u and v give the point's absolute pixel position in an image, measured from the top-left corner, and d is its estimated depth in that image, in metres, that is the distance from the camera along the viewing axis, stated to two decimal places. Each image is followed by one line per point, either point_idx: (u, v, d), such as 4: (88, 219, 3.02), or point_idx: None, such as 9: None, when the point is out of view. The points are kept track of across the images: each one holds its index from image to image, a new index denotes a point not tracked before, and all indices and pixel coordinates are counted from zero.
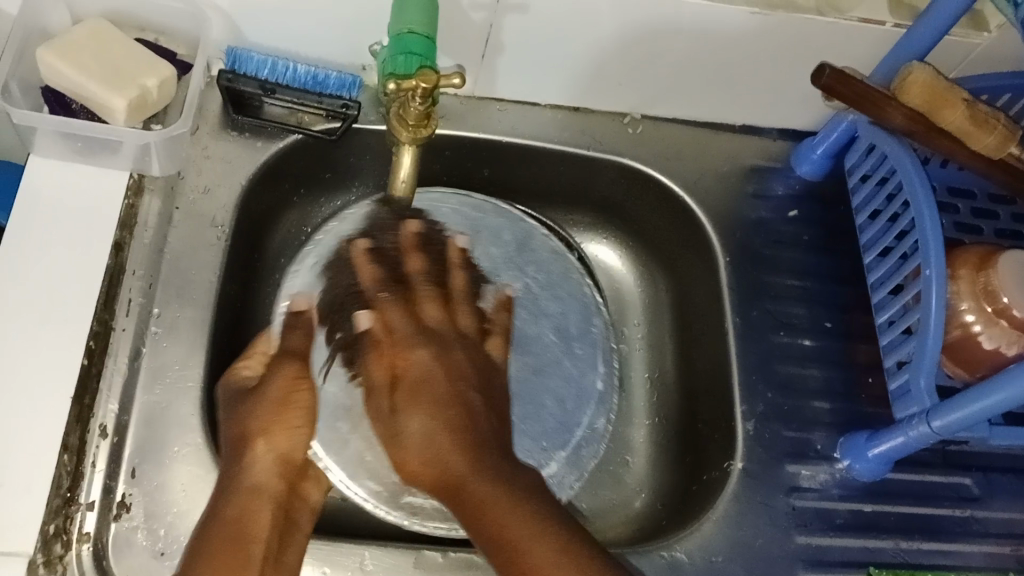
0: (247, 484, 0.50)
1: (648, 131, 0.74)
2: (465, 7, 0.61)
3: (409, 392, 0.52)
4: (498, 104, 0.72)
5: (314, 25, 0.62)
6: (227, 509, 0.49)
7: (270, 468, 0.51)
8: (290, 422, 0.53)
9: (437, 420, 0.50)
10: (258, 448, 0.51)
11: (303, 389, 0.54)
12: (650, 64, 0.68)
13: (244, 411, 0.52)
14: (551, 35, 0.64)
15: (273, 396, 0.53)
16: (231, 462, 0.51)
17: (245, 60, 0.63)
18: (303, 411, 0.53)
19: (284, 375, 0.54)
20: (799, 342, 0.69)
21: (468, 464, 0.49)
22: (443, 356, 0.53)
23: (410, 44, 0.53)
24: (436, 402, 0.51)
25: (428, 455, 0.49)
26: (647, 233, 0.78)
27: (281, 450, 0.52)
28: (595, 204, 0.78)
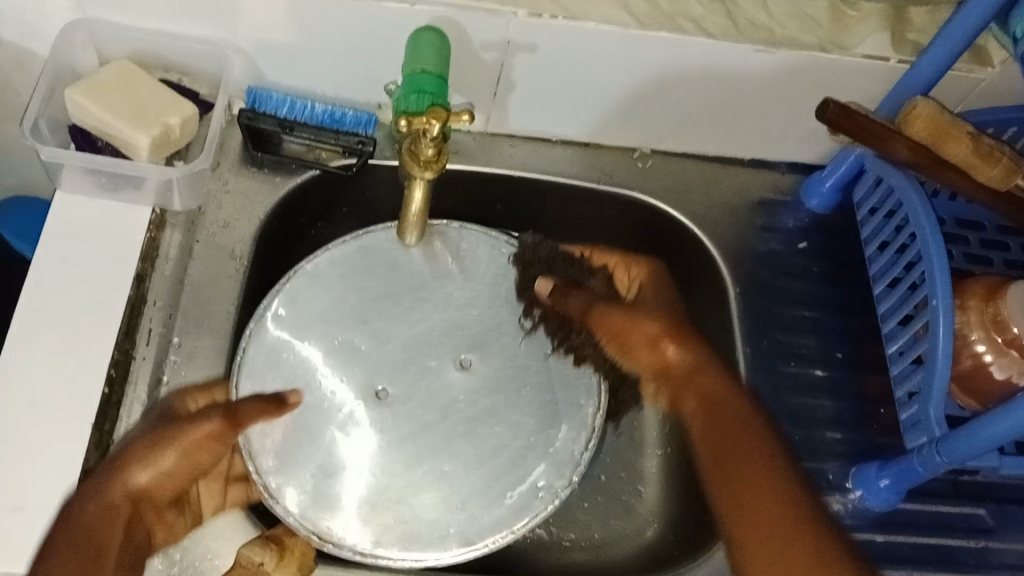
0: (128, 491, 0.51)
1: (657, 165, 0.76)
2: (477, 47, 0.63)
3: (704, 392, 0.65)
4: (510, 139, 0.73)
5: (333, 65, 0.65)
6: (88, 506, 0.50)
7: (141, 485, 0.52)
8: (183, 474, 0.54)
9: (699, 406, 0.65)
10: (151, 465, 0.52)
11: (221, 447, 0.55)
12: (658, 101, 0.70)
13: (166, 431, 0.54)
14: (561, 74, 0.66)
15: (192, 434, 0.54)
16: (113, 468, 0.52)
17: (265, 100, 0.65)
18: (199, 453, 0.54)
19: (207, 429, 0.54)
20: (809, 372, 0.70)
21: (789, 553, 0.57)
22: (670, 302, 0.68)
23: (422, 82, 0.55)
24: (689, 332, 0.65)
25: (686, 360, 0.65)
26: None
27: (167, 471, 0.53)
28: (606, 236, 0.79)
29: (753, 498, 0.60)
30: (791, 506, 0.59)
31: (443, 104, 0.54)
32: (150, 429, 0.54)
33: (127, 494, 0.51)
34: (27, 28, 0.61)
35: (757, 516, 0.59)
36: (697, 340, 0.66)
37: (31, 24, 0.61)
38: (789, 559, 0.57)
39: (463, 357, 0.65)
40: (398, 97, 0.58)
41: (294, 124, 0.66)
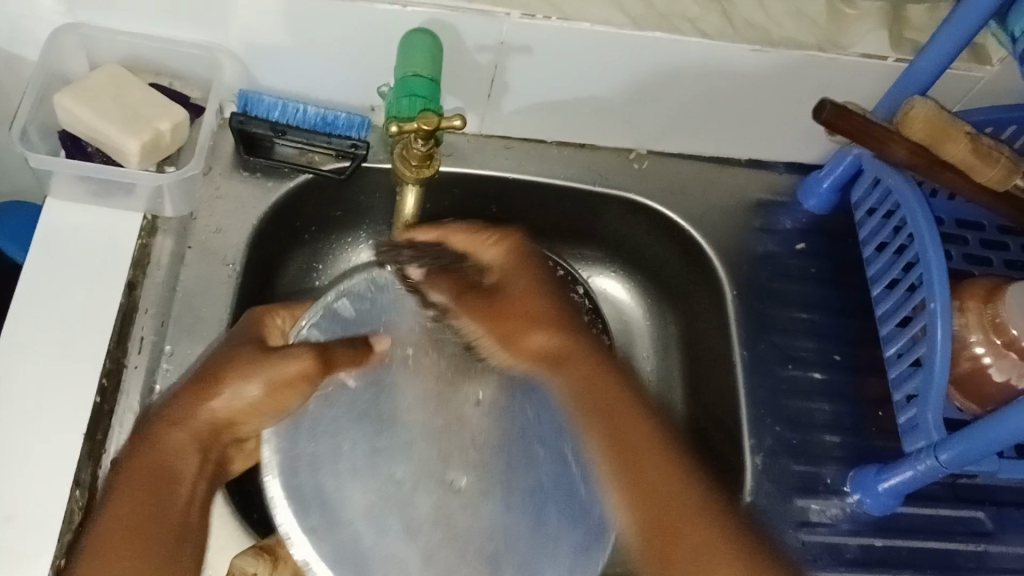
0: (211, 419, 0.51)
1: (654, 165, 0.75)
2: (470, 49, 0.63)
3: (571, 364, 0.57)
4: (505, 141, 0.73)
5: (325, 67, 0.64)
6: (174, 432, 0.50)
7: (222, 415, 0.51)
8: (268, 412, 0.53)
9: (584, 384, 0.57)
10: (235, 395, 0.51)
11: (303, 389, 0.53)
12: (653, 102, 0.69)
13: (252, 359, 0.52)
14: (556, 76, 0.66)
15: (280, 375, 0.52)
16: (199, 394, 0.51)
17: (256, 103, 0.65)
18: (285, 395, 0.53)
19: (302, 369, 0.53)
20: (807, 375, 0.69)
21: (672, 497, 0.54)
22: (534, 281, 0.57)
23: (415, 86, 0.55)
24: (530, 313, 0.56)
25: (545, 342, 0.56)
26: (652, 267, 0.78)
27: (252, 400, 0.52)
28: (603, 238, 0.78)
29: (667, 490, 0.54)
30: (702, 508, 0.54)
31: (434, 111, 0.53)
32: (236, 348, 0.54)
33: (212, 423, 0.51)
34: (16, 33, 0.61)
35: (665, 479, 0.55)
36: (546, 290, 0.57)
37: (19, 29, 0.60)
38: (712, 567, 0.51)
39: (479, 395, 0.62)
40: (390, 100, 0.57)
41: (285, 127, 0.65)
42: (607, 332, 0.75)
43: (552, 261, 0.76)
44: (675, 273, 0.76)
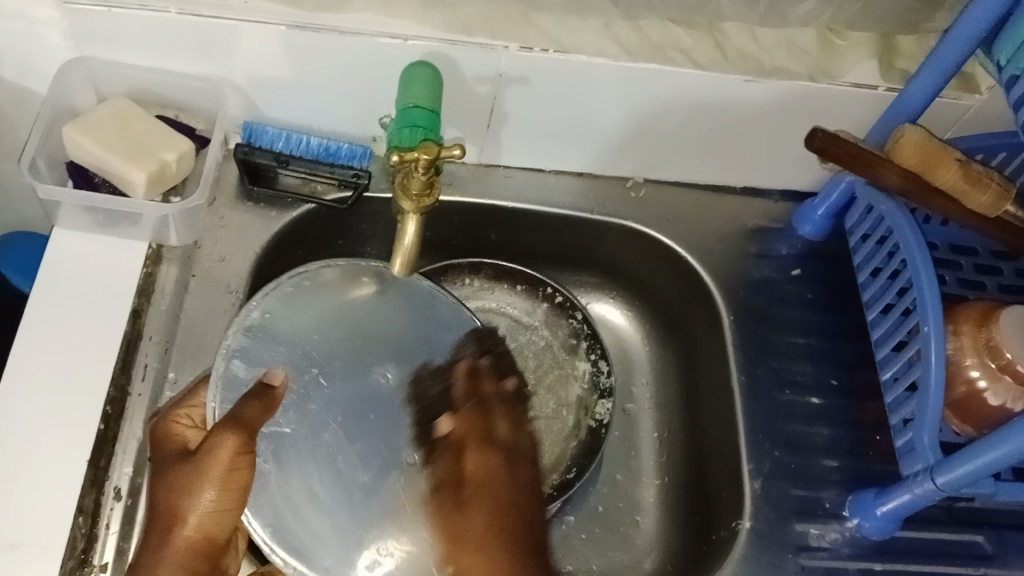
0: (185, 538, 0.49)
1: (650, 193, 0.76)
2: (469, 81, 0.65)
3: (460, 528, 0.52)
4: (504, 170, 0.74)
5: (327, 99, 0.66)
6: (158, 569, 0.48)
7: (194, 532, 0.49)
8: (232, 504, 0.50)
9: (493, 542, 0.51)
10: (194, 508, 0.49)
11: (244, 471, 0.49)
12: (649, 132, 0.71)
13: (187, 468, 0.50)
14: (551, 105, 0.67)
15: (218, 472, 0.49)
16: (158, 531, 0.49)
17: (260, 135, 0.66)
18: (234, 474, 0.49)
19: (234, 458, 0.49)
20: (805, 399, 0.69)
21: None
22: (509, 468, 0.54)
23: (415, 117, 0.57)
24: (504, 504, 0.52)
25: (487, 558, 0.51)
26: (649, 292, 0.79)
27: (210, 509, 0.49)
28: (601, 266, 0.79)
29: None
30: None
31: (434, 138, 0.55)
32: (166, 472, 0.51)
33: (190, 541, 0.49)
34: (25, 68, 0.62)
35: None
36: (534, 504, 0.54)
37: (28, 64, 0.62)
38: None
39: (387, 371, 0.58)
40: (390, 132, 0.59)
41: (290, 158, 0.67)
42: (604, 358, 0.75)
43: (551, 286, 0.77)
44: (670, 296, 0.77)
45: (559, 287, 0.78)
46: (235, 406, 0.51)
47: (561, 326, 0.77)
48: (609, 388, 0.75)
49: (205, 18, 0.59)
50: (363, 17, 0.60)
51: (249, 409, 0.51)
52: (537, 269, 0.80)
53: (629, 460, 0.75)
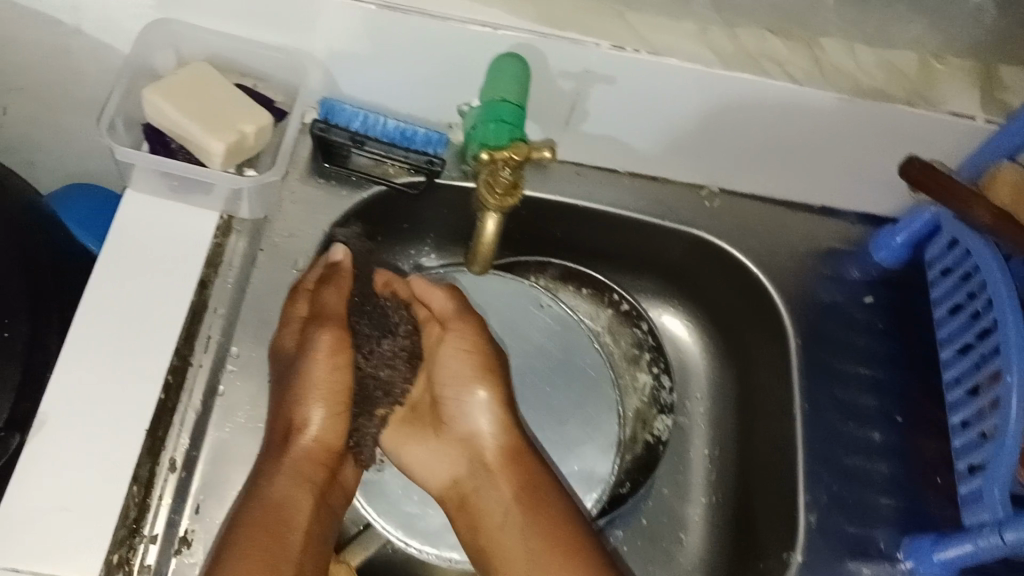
0: (308, 448, 0.58)
1: (724, 205, 0.74)
2: (555, 76, 0.63)
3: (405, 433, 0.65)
4: (576, 167, 0.72)
5: (408, 81, 0.64)
6: (275, 482, 0.57)
7: (314, 441, 0.58)
8: (341, 407, 0.59)
9: (518, 498, 0.62)
10: (308, 421, 0.58)
11: (338, 367, 0.58)
12: (731, 143, 0.69)
13: (298, 389, 0.57)
14: (633, 108, 0.66)
15: (328, 378, 0.57)
16: (269, 466, 0.57)
17: (338, 112, 0.65)
18: (342, 369, 0.58)
19: (340, 358, 0.58)
20: (866, 434, 0.67)
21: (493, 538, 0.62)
22: (462, 394, 0.63)
23: (501, 111, 0.57)
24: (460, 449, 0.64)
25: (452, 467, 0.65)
26: (710, 305, 0.77)
27: (315, 419, 0.58)
28: (663, 272, 0.77)
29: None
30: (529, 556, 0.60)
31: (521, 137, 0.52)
32: (282, 372, 0.59)
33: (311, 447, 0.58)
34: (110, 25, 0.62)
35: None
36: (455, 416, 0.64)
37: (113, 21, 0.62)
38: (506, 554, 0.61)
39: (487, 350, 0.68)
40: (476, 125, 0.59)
41: (367, 140, 0.65)
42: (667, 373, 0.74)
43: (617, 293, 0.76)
44: (732, 311, 0.75)
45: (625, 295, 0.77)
46: (319, 299, 0.60)
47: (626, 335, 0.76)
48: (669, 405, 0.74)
49: None
50: (457, 3, 0.59)
51: (335, 299, 0.60)
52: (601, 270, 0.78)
53: (678, 474, 0.74)
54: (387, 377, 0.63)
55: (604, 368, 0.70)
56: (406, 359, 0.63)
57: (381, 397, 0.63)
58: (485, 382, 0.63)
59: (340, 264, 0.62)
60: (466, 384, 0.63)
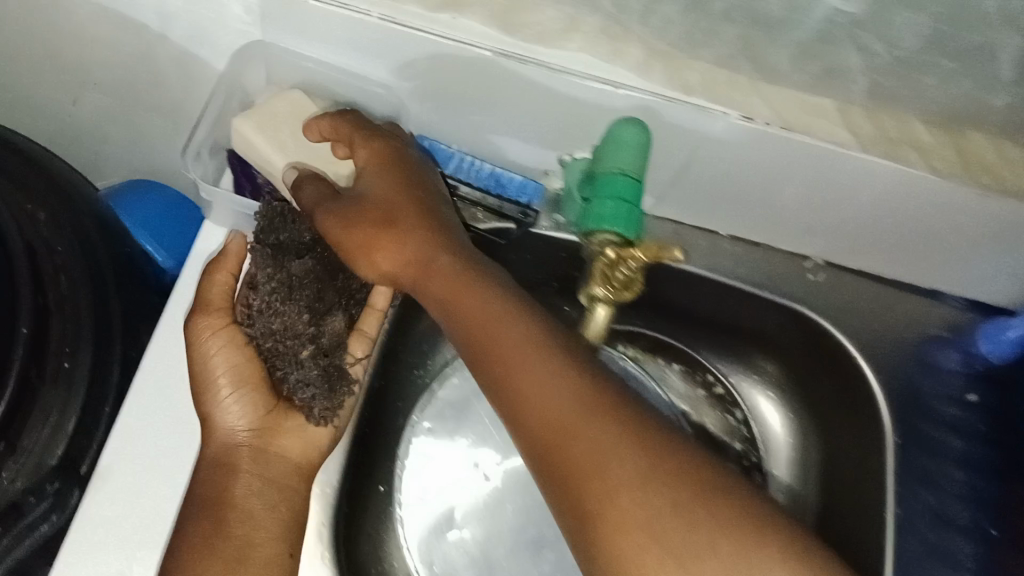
0: (239, 446, 0.54)
1: (830, 280, 0.70)
2: (674, 137, 0.59)
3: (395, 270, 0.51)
4: (675, 225, 0.69)
5: (512, 124, 0.60)
6: (205, 473, 0.53)
7: (245, 435, 0.54)
8: (254, 388, 0.55)
9: (594, 408, 0.41)
10: (216, 406, 0.54)
11: (230, 343, 0.55)
12: (846, 220, 0.64)
13: (200, 390, 0.55)
14: (747, 174, 0.61)
15: (223, 365, 0.54)
16: (218, 476, 0.53)
17: (434, 151, 0.61)
18: (243, 349, 0.55)
19: (221, 336, 0.55)
20: (954, 542, 0.64)
21: (540, 405, 0.42)
22: (377, 238, 0.50)
23: (620, 186, 0.51)
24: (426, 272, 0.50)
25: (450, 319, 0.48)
26: (806, 386, 0.70)
27: (239, 398, 0.54)
28: (755, 341, 0.71)
29: (675, 527, 0.36)
30: (585, 403, 0.41)
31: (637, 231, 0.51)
32: (196, 362, 0.55)
33: (249, 442, 0.54)
34: (205, 34, 0.58)
35: (631, 505, 0.37)
36: (429, 250, 0.50)
37: (208, 31, 0.58)
38: (584, 456, 0.39)
39: None
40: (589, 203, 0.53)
41: (460, 184, 0.62)
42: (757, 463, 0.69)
43: (712, 372, 0.72)
44: (828, 394, 0.69)
45: (721, 377, 0.73)
46: (203, 291, 0.56)
47: (717, 420, 0.71)
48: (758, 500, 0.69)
49: (409, 28, 0.53)
50: (580, 57, 0.54)
51: (216, 287, 0.56)
52: (697, 349, 0.73)
53: None
54: (319, 306, 0.55)
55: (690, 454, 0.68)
56: (306, 300, 0.54)
57: (283, 348, 0.54)
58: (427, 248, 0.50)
59: (321, 125, 0.53)
60: (372, 257, 0.50)
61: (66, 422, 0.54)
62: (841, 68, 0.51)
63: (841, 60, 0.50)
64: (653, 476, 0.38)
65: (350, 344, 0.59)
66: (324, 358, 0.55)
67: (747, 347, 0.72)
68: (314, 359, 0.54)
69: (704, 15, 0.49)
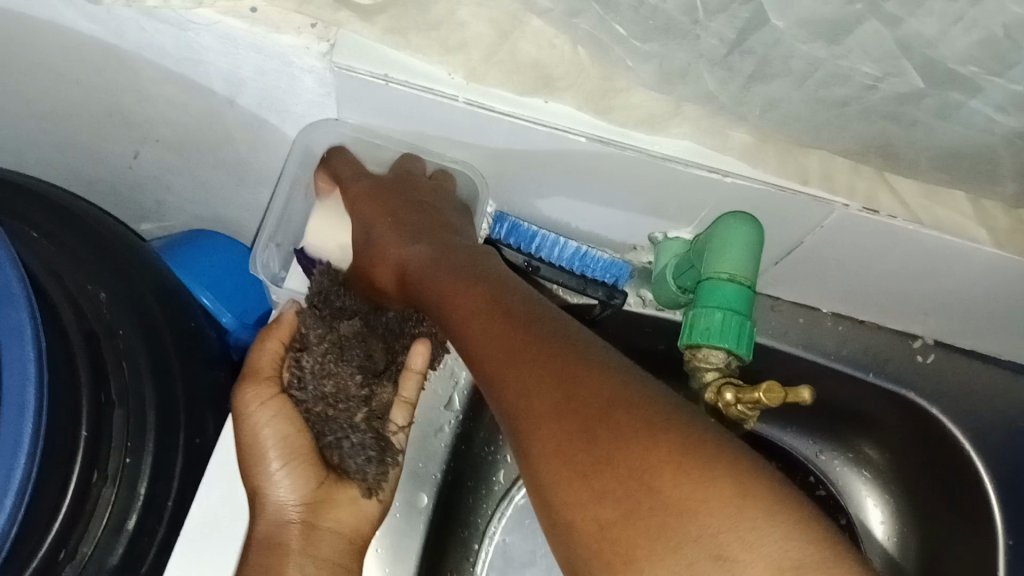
0: (290, 524, 0.47)
1: (939, 361, 0.65)
2: (778, 224, 0.54)
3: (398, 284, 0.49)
4: (772, 301, 0.64)
5: (600, 202, 0.55)
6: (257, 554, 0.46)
7: (296, 511, 0.47)
8: (305, 463, 0.48)
9: (578, 400, 0.33)
10: (266, 482, 0.47)
11: (283, 408, 0.47)
12: (964, 303, 0.59)
13: (246, 464, 0.47)
14: (857, 259, 0.56)
15: (275, 437, 0.47)
16: (270, 560, 0.46)
17: (517, 230, 0.56)
18: (294, 420, 0.47)
19: (272, 406, 0.47)
20: None
21: (538, 414, 0.34)
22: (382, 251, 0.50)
23: (730, 297, 0.46)
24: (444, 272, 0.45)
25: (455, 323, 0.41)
26: (909, 478, 0.65)
27: (290, 470, 0.47)
28: (856, 427, 0.66)
29: (640, 511, 0.29)
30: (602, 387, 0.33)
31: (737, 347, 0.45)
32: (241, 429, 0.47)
33: (300, 520, 0.47)
34: (272, 104, 0.54)
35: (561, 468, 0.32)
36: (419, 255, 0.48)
37: (277, 103, 0.54)
38: (595, 455, 0.31)
39: None
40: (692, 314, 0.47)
41: (540, 265, 0.56)
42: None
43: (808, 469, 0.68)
44: (933, 489, 0.64)
45: (822, 476, 0.68)
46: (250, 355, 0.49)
47: None
48: None
49: (496, 113, 0.48)
50: (685, 145, 0.49)
51: (266, 355, 0.48)
52: (792, 440, 0.69)
53: None
54: (366, 356, 0.49)
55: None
56: (358, 360, 0.48)
57: (336, 413, 0.47)
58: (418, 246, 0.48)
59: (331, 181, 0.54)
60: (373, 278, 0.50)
61: (125, 519, 0.51)
62: (986, 170, 0.45)
63: (986, 163, 0.44)
64: (617, 433, 0.31)
65: (392, 413, 0.51)
66: (377, 422, 0.49)
67: (849, 434, 0.67)
68: (367, 423, 0.49)
69: (837, 117, 0.43)
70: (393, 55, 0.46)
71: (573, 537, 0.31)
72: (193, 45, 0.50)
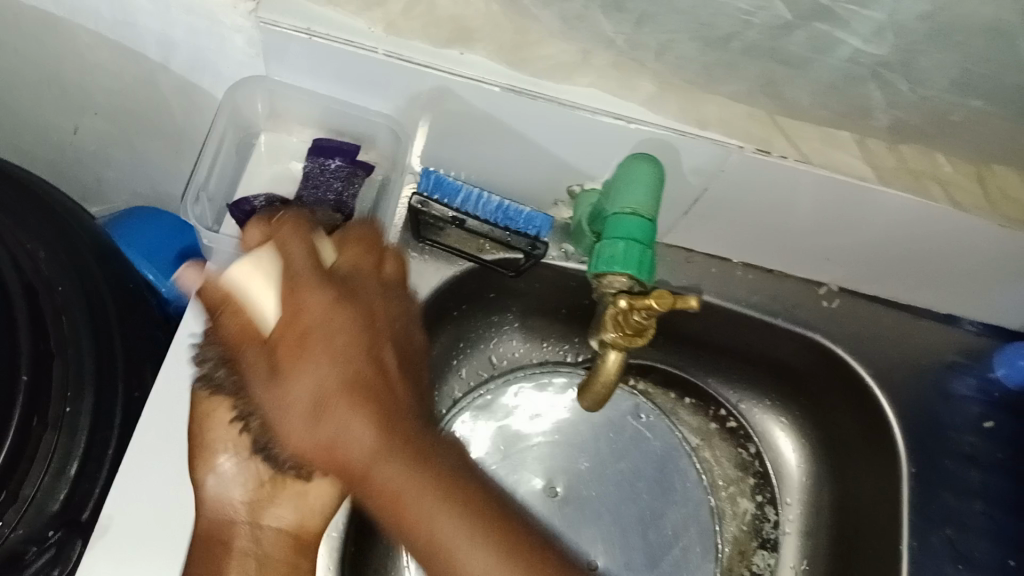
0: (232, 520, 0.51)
1: (844, 307, 0.68)
2: (684, 172, 0.58)
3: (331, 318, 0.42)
4: (687, 253, 0.68)
5: (519, 156, 0.59)
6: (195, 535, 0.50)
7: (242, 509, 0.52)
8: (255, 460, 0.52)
9: (494, 538, 0.42)
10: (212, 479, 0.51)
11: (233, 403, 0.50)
12: (864, 252, 0.63)
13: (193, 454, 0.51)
14: (758, 205, 0.60)
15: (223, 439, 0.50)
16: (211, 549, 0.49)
17: (442, 184, 0.59)
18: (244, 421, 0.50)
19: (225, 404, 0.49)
20: None
21: (424, 519, 0.41)
22: (354, 288, 0.45)
23: (633, 228, 0.49)
24: (384, 330, 0.45)
25: (343, 422, 0.40)
26: (822, 411, 0.70)
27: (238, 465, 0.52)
28: (771, 367, 0.70)
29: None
30: (490, 525, 0.42)
31: (648, 275, 0.50)
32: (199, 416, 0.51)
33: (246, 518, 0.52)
34: (203, 65, 0.57)
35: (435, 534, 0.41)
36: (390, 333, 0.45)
37: (208, 64, 0.57)
38: (451, 538, 0.41)
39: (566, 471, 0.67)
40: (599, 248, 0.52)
41: (467, 217, 0.59)
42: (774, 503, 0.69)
43: (725, 407, 0.71)
44: (842, 420, 0.68)
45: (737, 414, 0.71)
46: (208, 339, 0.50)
47: (729, 455, 0.71)
48: (774, 540, 0.69)
49: (414, 64, 0.51)
50: (591, 92, 0.52)
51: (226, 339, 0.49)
52: (713, 384, 0.72)
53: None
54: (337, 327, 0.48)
55: (702, 490, 0.68)
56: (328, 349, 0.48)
57: None
58: (384, 339, 0.44)
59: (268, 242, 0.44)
60: (324, 290, 0.42)
61: (67, 465, 0.52)
62: (862, 106, 0.49)
63: (861, 96, 0.48)
64: (466, 503, 0.42)
65: None
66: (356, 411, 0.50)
67: (768, 372, 0.71)
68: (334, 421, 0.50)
69: (725, 53, 0.47)
70: (316, 10, 0.50)
71: (408, 537, 0.42)
72: (123, 7, 0.52)
